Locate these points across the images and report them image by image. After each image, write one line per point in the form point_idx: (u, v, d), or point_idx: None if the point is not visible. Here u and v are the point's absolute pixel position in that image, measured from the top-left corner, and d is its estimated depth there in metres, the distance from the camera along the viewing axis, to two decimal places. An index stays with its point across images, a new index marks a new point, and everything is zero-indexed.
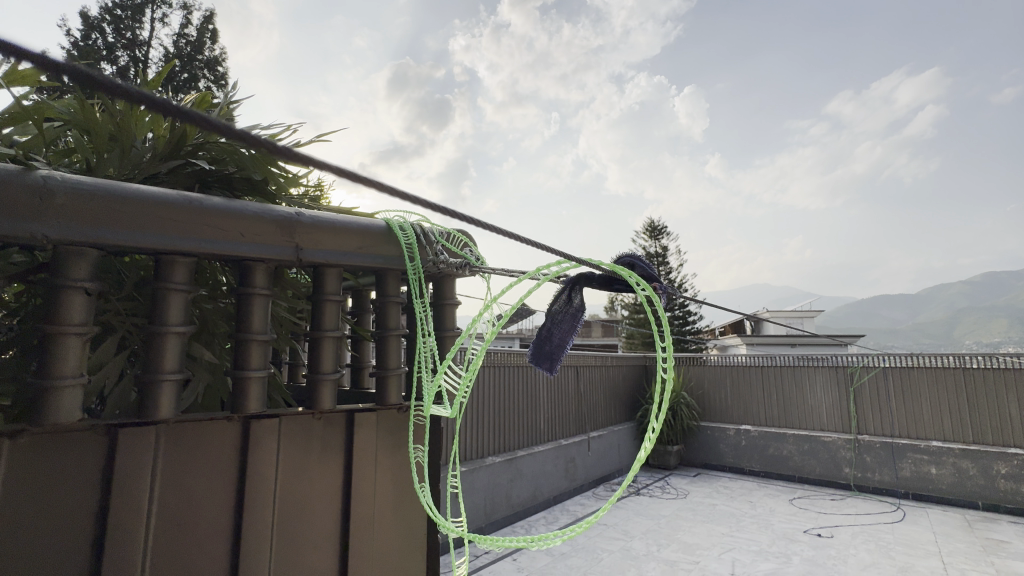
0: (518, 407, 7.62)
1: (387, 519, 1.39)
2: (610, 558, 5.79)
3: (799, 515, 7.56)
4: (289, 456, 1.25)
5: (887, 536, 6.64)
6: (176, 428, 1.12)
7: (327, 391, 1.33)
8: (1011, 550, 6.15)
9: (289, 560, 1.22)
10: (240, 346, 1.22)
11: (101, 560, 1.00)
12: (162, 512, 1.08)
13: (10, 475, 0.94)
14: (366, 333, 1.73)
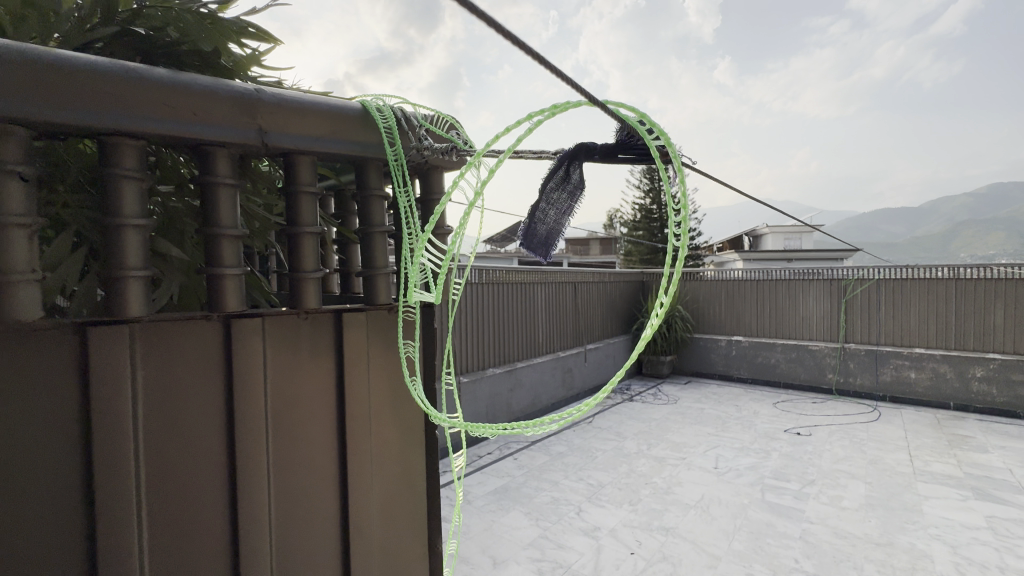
0: (517, 322, 7.82)
1: (383, 415, 1.41)
2: (604, 455, 6.28)
3: (780, 416, 8.09)
4: (276, 355, 1.24)
5: (861, 433, 7.16)
6: (153, 327, 1.08)
7: (311, 289, 1.30)
8: (973, 443, 6.66)
9: (287, 454, 1.25)
10: (210, 243, 1.17)
11: (93, 455, 1.00)
12: (150, 407, 1.07)
13: None
14: (352, 235, 1.64)
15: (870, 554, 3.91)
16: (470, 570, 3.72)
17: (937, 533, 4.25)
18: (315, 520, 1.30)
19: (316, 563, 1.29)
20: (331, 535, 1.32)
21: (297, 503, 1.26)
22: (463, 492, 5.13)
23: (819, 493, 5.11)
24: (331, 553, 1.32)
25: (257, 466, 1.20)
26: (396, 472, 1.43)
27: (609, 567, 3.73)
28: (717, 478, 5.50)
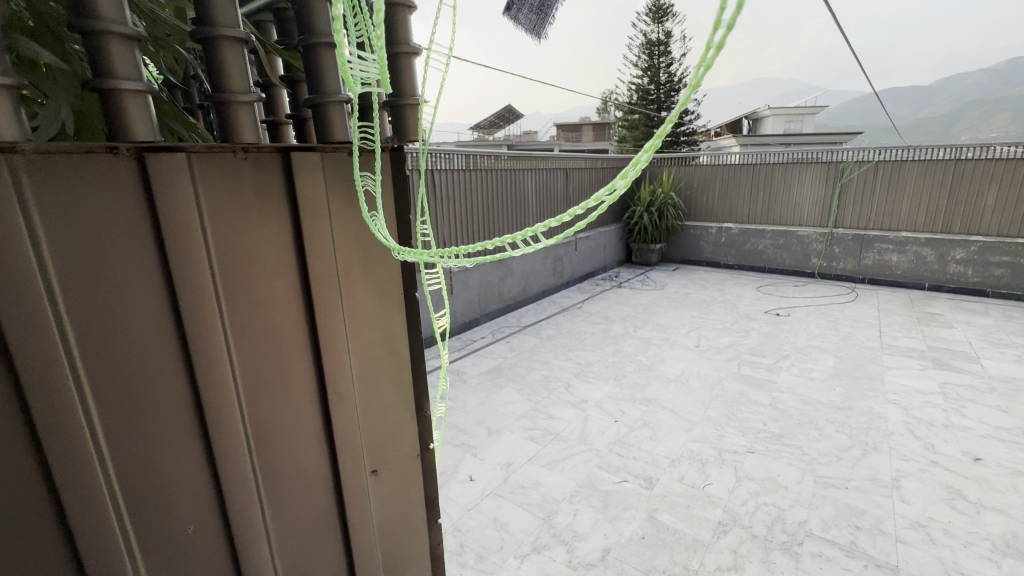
0: (506, 211, 7.63)
1: (351, 276, 1.28)
2: (592, 337, 6.57)
3: (762, 299, 8.39)
4: (216, 205, 1.01)
5: (836, 313, 7.50)
6: (43, 165, 0.81)
7: (245, 118, 1.10)
8: (940, 320, 7.04)
9: (250, 323, 1.10)
10: (92, 44, 0.86)
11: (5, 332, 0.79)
12: (65, 276, 0.84)
13: None
14: (297, 63, 1.47)
15: (832, 417, 4.28)
16: (468, 438, 4.04)
17: (894, 399, 4.65)
18: (291, 399, 1.20)
19: (298, 442, 1.23)
20: (310, 413, 1.24)
21: (271, 376, 1.15)
22: (458, 373, 5.42)
23: (791, 366, 5.46)
24: (313, 431, 1.25)
25: (217, 337, 1.05)
26: (373, 337, 1.35)
27: (595, 433, 4.08)
28: (698, 355, 5.83)
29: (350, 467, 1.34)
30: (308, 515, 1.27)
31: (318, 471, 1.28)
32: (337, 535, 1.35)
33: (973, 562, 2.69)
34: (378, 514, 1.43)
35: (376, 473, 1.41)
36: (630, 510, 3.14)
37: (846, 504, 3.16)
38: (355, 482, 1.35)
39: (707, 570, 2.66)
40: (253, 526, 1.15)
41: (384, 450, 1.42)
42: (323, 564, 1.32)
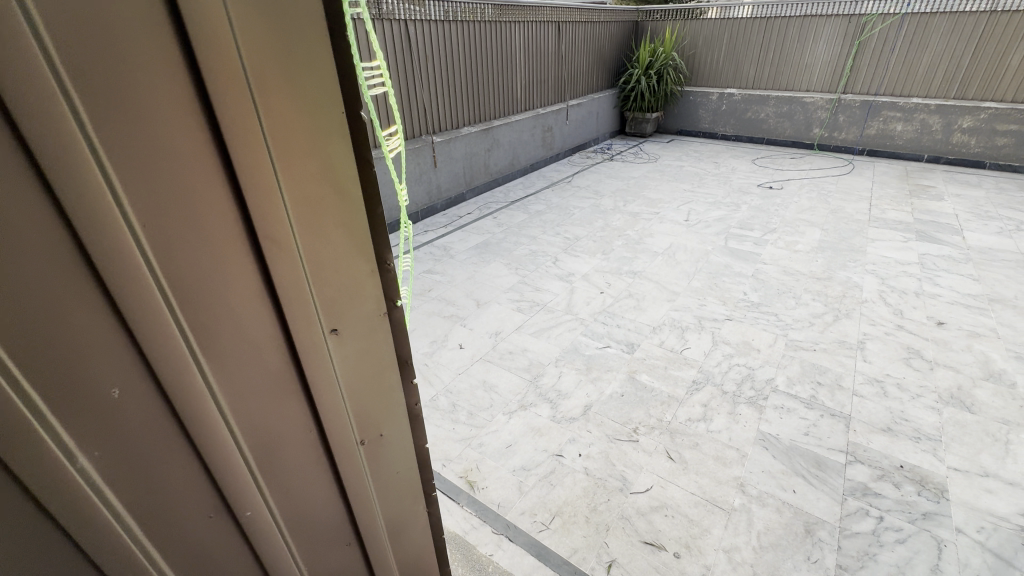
0: (492, 73, 6.87)
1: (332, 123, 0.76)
2: (582, 212, 6.41)
3: (757, 172, 8.14)
4: None
5: (830, 186, 7.34)
6: None
7: None
8: (932, 193, 6.95)
9: (169, 192, 0.62)
10: None
11: None
12: None
13: None
14: None
15: (810, 287, 4.40)
16: (456, 310, 4.12)
17: (873, 270, 4.74)
18: (230, 349, 0.75)
19: (249, 409, 0.80)
20: (263, 364, 0.80)
21: (220, 276, 0.70)
22: (445, 249, 5.35)
23: (777, 239, 5.47)
24: (270, 390, 0.83)
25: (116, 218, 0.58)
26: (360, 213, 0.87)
27: (581, 304, 4.18)
28: (686, 229, 5.78)
29: (335, 425, 0.95)
30: (281, 499, 0.91)
31: (288, 439, 0.89)
32: (325, 510, 1.00)
33: (919, 410, 2.97)
34: (378, 470, 1.09)
35: (371, 427, 1.04)
36: (612, 371, 3.34)
37: (812, 364, 3.38)
38: (343, 445, 0.98)
39: (679, 421, 2.91)
40: (197, 530, 0.78)
41: (379, 396, 1.04)
42: (308, 551, 0.99)
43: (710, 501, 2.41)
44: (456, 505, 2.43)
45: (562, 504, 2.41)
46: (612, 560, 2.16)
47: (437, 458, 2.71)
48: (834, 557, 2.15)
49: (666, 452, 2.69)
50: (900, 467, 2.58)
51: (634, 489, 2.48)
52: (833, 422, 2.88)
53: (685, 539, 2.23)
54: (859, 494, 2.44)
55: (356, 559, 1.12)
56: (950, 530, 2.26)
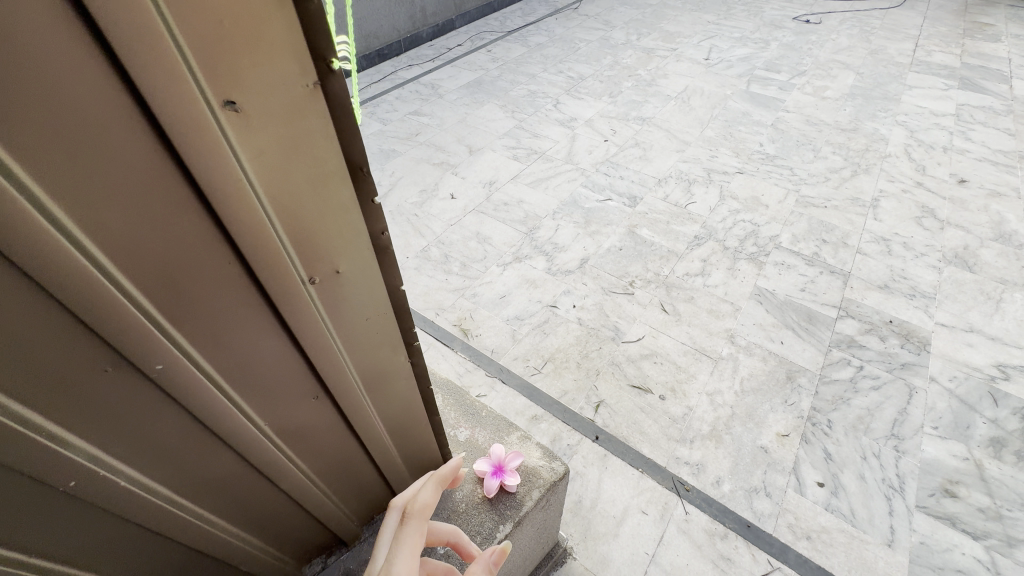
0: None
1: None
2: (588, 47, 5.58)
3: (795, 2, 6.99)
4: None
5: (875, 22, 6.35)
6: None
7: None
8: (988, 33, 6.06)
9: None
10: None
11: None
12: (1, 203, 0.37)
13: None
14: None
15: (832, 139, 4.03)
16: (447, 157, 3.78)
17: (903, 121, 4.31)
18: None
19: (96, 213, 0.42)
20: (99, 128, 0.39)
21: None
22: (432, 87, 4.74)
23: (805, 84, 4.88)
24: (130, 184, 0.43)
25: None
26: None
27: (582, 153, 3.83)
28: (705, 71, 5.10)
29: (268, 260, 0.56)
30: (206, 356, 0.58)
31: (193, 270, 0.51)
32: (282, 373, 0.69)
33: (919, 269, 2.92)
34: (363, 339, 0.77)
35: (334, 269, 0.65)
36: (611, 226, 3.18)
37: (820, 221, 3.23)
38: (290, 292, 0.61)
39: (676, 275, 2.85)
40: (73, 376, 0.49)
41: (346, 225, 0.62)
42: (270, 416, 0.72)
43: (699, 350, 2.46)
44: (450, 351, 2.47)
45: (555, 351, 2.46)
46: (600, 401, 2.26)
47: (430, 307, 2.68)
48: (810, 400, 2.27)
49: (661, 305, 2.68)
50: (889, 322, 2.61)
51: (626, 339, 2.52)
52: (830, 280, 2.83)
53: (671, 384, 2.32)
54: (844, 345, 2.50)
55: (342, 426, 0.85)
56: (924, 380, 2.36)
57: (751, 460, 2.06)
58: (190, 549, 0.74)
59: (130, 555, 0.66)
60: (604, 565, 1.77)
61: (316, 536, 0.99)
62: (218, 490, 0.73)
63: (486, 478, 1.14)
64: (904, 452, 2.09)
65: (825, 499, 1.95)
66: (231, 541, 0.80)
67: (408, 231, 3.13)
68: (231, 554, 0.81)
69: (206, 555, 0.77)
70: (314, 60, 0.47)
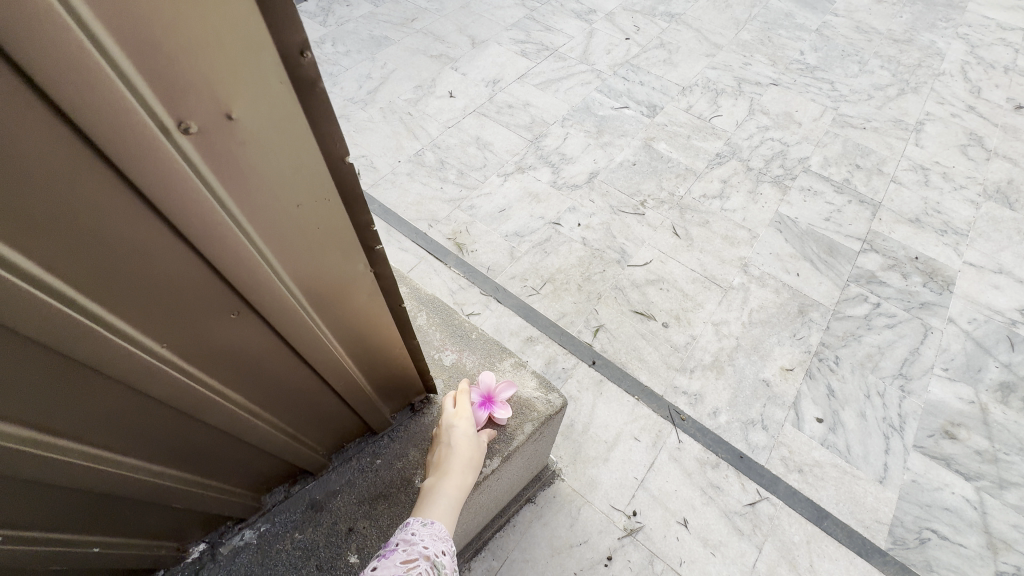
0: None
1: None
2: None
3: None
4: None
5: None
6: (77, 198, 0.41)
7: None
8: None
9: None
10: None
11: (153, 319, 0.53)
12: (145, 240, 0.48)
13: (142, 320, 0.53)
14: None
15: (882, 51, 3.57)
16: (446, 49, 3.34)
17: (965, 34, 3.80)
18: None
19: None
20: None
21: None
22: None
23: None
24: None
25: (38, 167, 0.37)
26: None
27: (599, 52, 3.39)
28: None
29: (73, 69, 0.34)
30: (10, 233, 0.38)
31: None
32: (154, 259, 0.49)
33: (955, 203, 2.69)
34: (286, 233, 0.58)
35: (210, 104, 0.42)
36: (625, 137, 2.87)
37: (856, 144, 2.93)
38: (133, 131, 0.39)
39: (692, 197, 2.62)
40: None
41: (221, 27, 0.39)
42: (151, 320, 0.53)
43: (709, 278, 2.31)
44: (442, 266, 2.30)
45: (555, 271, 2.30)
46: (599, 325, 2.14)
47: (423, 218, 2.47)
48: (819, 335, 2.16)
49: (672, 228, 2.48)
50: (914, 259, 2.44)
51: (632, 262, 2.35)
52: (859, 210, 2.61)
53: (676, 311, 2.19)
54: (863, 281, 2.34)
55: (272, 336, 0.68)
56: (942, 320, 2.24)
57: (751, 392, 1.99)
58: (80, 489, 0.59)
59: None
60: (592, 488, 1.75)
61: (270, 465, 0.89)
62: (110, 424, 0.58)
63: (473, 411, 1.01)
64: (910, 392, 2.02)
65: (822, 435, 1.90)
66: (147, 475, 0.67)
67: (401, 133, 2.82)
68: (146, 490, 0.68)
69: (107, 493, 0.63)
70: None
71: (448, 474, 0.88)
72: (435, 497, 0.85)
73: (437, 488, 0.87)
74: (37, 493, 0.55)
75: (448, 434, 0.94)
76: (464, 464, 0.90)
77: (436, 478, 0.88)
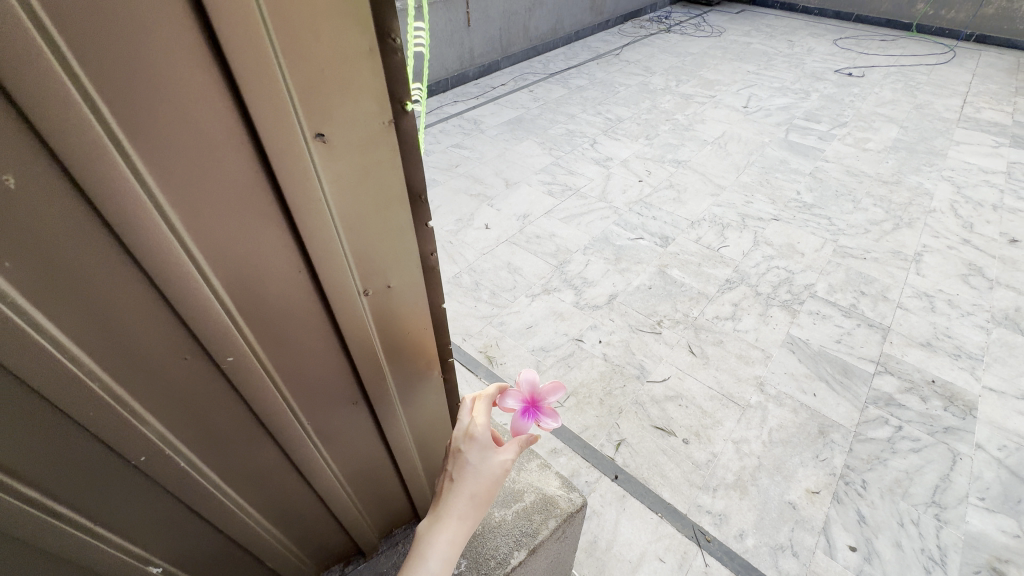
0: None
1: None
2: (627, 92, 5.70)
3: (836, 54, 6.92)
4: (289, 270, 0.67)
5: (921, 76, 6.17)
6: (310, 344, 0.76)
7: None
8: None
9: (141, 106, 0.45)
10: None
11: (316, 415, 0.86)
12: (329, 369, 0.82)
13: (313, 414, 0.85)
14: None
15: (873, 191, 3.97)
16: (484, 189, 3.91)
17: (949, 177, 4.20)
18: (155, 126, 0.47)
19: (213, 238, 0.58)
20: (235, 192, 0.56)
21: (182, 142, 0.50)
22: (475, 122, 4.95)
23: (846, 135, 4.83)
24: (252, 227, 0.60)
25: (301, 329, 0.73)
26: (341, 40, 0.54)
27: (616, 192, 3.90)
28: (744, 118, 5.11)
29: (334, 277, 0.71)
30: (276, 357, 0.73)
31: (279, 291, 0.67)
32: (331, 376, 0.83)
33: (965, 328, 2.80)
34: (400, 360, 0.92)
35: (381, 284, 0.79)
36: (641, 264, 3.20)
37: (858, 272, 3.16)
38: (347, 304, 0.75)
39: (706, 318, 2.82)
40: (170, 371, 0.65)
41: (393, 247, 0.77)
42: (314, 415, 0.86)
43: (726, 396, 2.41)
44: (474, 377, 2.50)
45: (578, 385, 2.45)
46: (621, 440, 2.23)
47: (458, 332, 2.73)
48: (843, 457, 2.17)
49: (688, 346, 2.65)
50: (931, 382, 2.49)
51: (651, 379, 2.49)
52: (868, 333, 2.75)
53: (696, 428, 2.27)
54: (882, 403, 2.39)
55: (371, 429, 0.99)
56: (970, 446, 2.23)
57: (778, 515, 1.98)
58: (218, 527, 0.87)
59: (167, 524, 0.80)
60: None
61: (331, 536, 1.12)
62: (257, 483, 0.88)
63: (517, 416, 0.98)
64: (946, 521, 1.96)
65: (857, 565, 1.84)
66: (259, 530, 0.94)
67: (442, 258, 3.23)
68: (255, 540, 0.94)
69: (228, 535, 0.89)
70: (392, 100, 0.63)
71: (444, 520, 0.88)
72: (424, 553, 0.86)
73: (431, 537, 0.87)
74: (199, 526, 0.84)
75: (459, 467, 0.92)
76: (463, 505, 0.89)
77: (431, 524, 0.89)
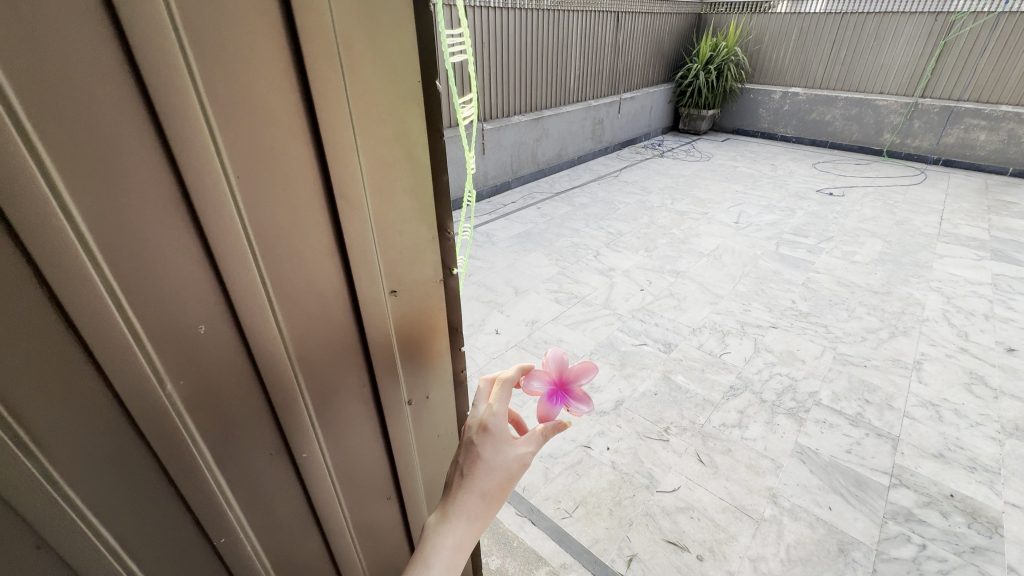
0: (547, 64, 6.78)
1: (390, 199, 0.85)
2: (626, 209, 6.23)
3: (816, 175, 7.60)
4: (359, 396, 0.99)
5: (897, 195, 6.69)
6: (363, 446, 1.07)
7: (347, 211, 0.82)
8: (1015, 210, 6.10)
9: (301, 302, 0.83)
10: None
11: (357, 504, 1.13)
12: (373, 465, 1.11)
13: (356, 501, 1.12)
14: None
15: (866, 301, 4.15)
16: (495, 297, 4.16)
17: (937, 288, 4.41)
18: (305, 309, 0.84)
19: (319, 375, 0.91)
20: (339, 345, 0.91)
21: (314, 322, 0.86)
22: (487, 235, 5.39)
23: (834, 248, 5.16)
24: (343, 367, 0.94)
25: (360, 434, 1.04)
26: (411, 256, 0.94)
27: (619, 300, 4.12)
28: (736, 232, 5.51)
29: (387, 398, 1.04)
30: (339, 458, 1.03)
31: (351, 408, 1.00)
32: (374, 470, 1.12)
33: (976, 439, 2.78)
34: (425, 457, 1.21)
35: (420, 399, 1.11)
36: (646, 370, 3.30)
37: (861, 380, 3.22)
38: (393, 415, 1.07)
39: (712, 425, 2.85)
40: (264, 472, 0.93)
41: (431, 372, 1.11)
42: (356, 504, 1.13)
43: (739, 508, 2.36)
44: None
45: (587, 494, 2.43)
46: (633, 555, 2.16)
47: None
48: None
49: (697, 455, 2.65)
50: (950, 496, 2.44)
51: (661, 488, 2.46)
52: (878, 442, 2.74)
53: (710, 543, 2.20)
54: (901, 518, 2.32)
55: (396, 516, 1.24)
56: (1001, 568, 2.12)
57: None
58: None
59: None
60: None
61: None
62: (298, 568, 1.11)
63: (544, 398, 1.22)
64: None
65: None
66: None
67: None
68: None
69: None
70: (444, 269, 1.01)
71: (450, 520, 0.94)
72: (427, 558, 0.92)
73: (435, 541, 0.93)
74: None
75: (472, 459, 0.98)
76: (472, 501, 0.95)
77: (439, 521, 0.94)
